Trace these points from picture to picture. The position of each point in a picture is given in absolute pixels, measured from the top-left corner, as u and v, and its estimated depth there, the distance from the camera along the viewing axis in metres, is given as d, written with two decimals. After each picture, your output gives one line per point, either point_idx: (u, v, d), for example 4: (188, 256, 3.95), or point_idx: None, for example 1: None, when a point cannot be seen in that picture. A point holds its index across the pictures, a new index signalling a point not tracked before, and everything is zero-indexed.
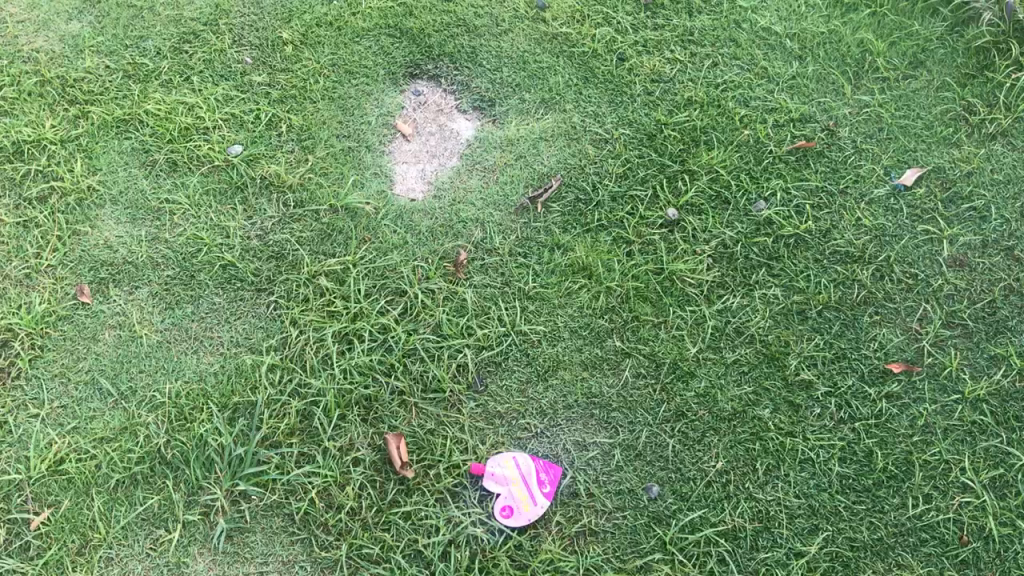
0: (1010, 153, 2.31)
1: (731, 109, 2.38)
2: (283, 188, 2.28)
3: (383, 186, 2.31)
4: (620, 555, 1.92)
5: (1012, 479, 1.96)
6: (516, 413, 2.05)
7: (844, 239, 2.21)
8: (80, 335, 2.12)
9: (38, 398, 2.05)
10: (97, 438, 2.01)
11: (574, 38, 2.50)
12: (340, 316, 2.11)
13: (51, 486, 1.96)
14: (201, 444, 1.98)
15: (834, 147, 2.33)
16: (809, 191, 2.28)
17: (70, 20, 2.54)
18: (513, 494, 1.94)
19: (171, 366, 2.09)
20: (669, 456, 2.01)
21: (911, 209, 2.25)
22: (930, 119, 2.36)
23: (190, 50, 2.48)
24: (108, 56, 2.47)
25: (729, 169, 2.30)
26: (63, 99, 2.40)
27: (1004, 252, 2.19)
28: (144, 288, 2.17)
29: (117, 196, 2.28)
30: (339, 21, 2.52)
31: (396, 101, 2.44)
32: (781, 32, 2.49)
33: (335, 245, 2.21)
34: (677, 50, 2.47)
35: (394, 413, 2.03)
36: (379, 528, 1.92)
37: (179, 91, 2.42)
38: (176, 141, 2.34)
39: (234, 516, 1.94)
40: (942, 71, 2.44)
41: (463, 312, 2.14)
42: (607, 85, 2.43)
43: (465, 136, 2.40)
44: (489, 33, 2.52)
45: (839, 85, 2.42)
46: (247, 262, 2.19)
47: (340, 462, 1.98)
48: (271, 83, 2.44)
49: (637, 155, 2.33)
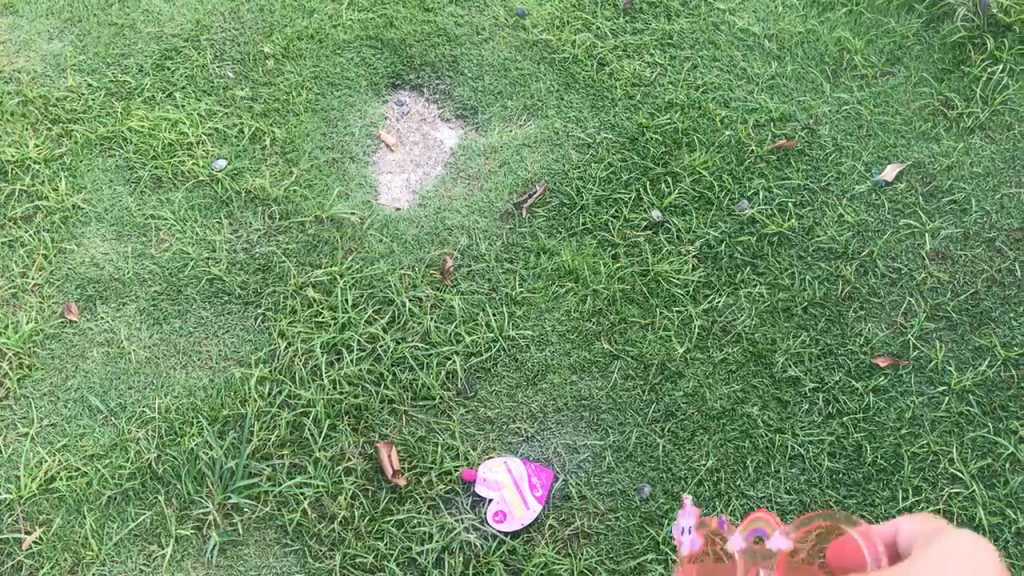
0: (988, 146, 2.33)
1: (712, 111, 2.39)
2: (268, 201, 2.28)
3: (369, 197, 2.31)
4: (614, 556, 1.95)
5: (1000, 468, 1.99)
6: (507, 417, 2.06)
7: (827, 236, 2.23)
8: (69, 353, 2.12)
9: (28, 418, 2.05)
10: (88, 455, 2.01)
11: (554, 45, 2.49)
12: (328, 327, 2.12)
13: (43, 505, 1.97)
14: (192, 459, 1.99)
15: (815, 145, 2.35)
16: (792, 189, 2.30)
17: (51, 40, 2.48)
18: (505, 499, 1.96)
19: (161, 381, 2.09)
20: (660, 457, 2.02)
21: (892, 205, 2.27)
22: (909, 114, 2.38)
23: (172, 66, 2.45)
24: (89, 74, 2.44)
25: (711, 169, 2.31)
26: (46, 118, 2.37)
27: (985, 244, 2.22)
28: (131, 304, 2.17)
29: (102, 213, 2.27)
30: (320, 34, 2.48)
31: (379, 111, 2.44)
32: (759, 33, 2.49)
33: (322, 256, 2.21)
34: (657, 54, 2.47)
35: (384, 421, 2.04)
36: (373, 537, 1.94)
37: (162, 108, 2.40)
38: (161, 157, 2.33)
39: (227, 530, 1.95)
40: (919, 66, 2.45)
41: (451, 319, 2.14)
42: (589, 90, 2.43)
43: (449, 144, 2.41)
44: (470, 42, 2.49)
45: (819, 83, 2.43)
46: (233, 275, 2.19)
47: (332, 472, 1.99)
48: (254, 97, 2.42)
49: (620, 158, 2.34)
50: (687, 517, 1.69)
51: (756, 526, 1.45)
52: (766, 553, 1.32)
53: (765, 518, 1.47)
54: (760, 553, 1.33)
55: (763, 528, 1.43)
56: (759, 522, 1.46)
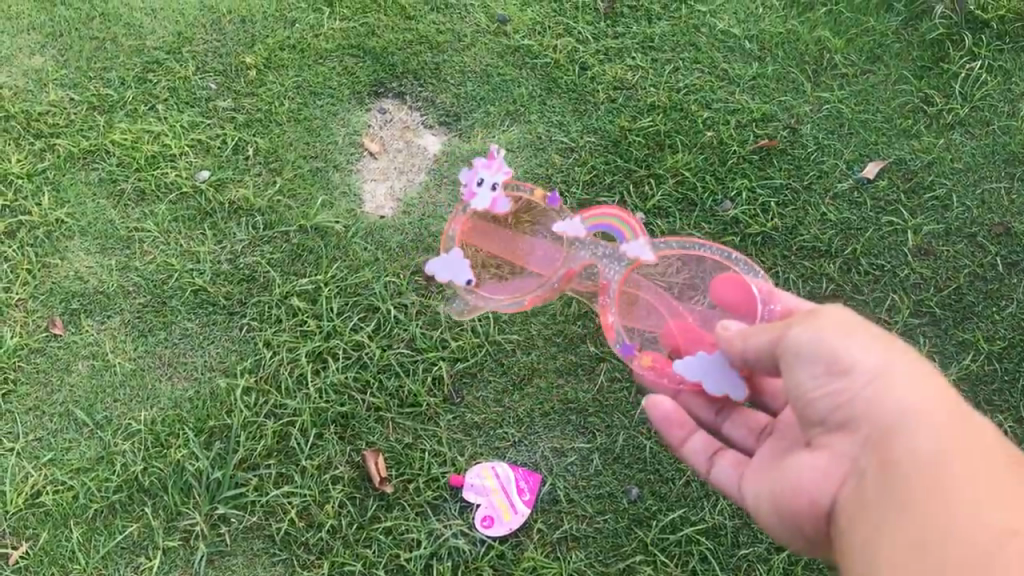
0: (968, 142, 2.36)
1: (695, 112, 2.39)
2: (252, 212, 2.26)
3: (353, 205, 2.30)
4: (602, 559, 1.97)
5: None
6: (493, 423, 2.07)
7: (811, 234, 2.25)
8: (54, 367, 2.12)
9: (14, 432, 2.06)
10: (74, 469, 2.01)
11: (536, 50, 2.47)
12: (313, 335, 2.12)
13: (29, 519, 1.97)
14: (179, 470, 1.99)
15: (797, 144, 2.36)
16: (774, 188, 2.30)
17: (32, 55, 2.46)
18: (493, 505, 1.99)
19: (147, 394, 2.09)
20: (647, 458, 2.04)
21: (874, 202, 2.29)
22: (890, 112, 2.40)
23: (155, 78, 2.43)
24: (72, 88, 2.41)
25: (694, 171, 2.31)
26: (28, 133, 2.35)
27: (967, 239, 2.25)
28: (116, 317, 2.17)
29: (85, 226, 2.26)
30: (302, 43, 2.47)
31: (362, 119, 2.42)
32: (739, 34, 2.48)
33: (306, 265, 2.20)
34: (638, 57, 2.46)
35: (371, 429, 2.05)
36: (361, 545, 1.95)
37: (144, 121, 2.38)
38: (144, 169, 2.31)
39: (216, 541, 1.95)
40: (899, 64, 2.46)
41: (436, 325, 2.13)
42: (571, 94, 2.42)
43: (433, 150, 2.39)
44: (452, 49, 2.48)
45: (800, 83, 2.43)
46: (218, 286, 2.19)
47: (320, 481, 1.99)
48: (237, 108, 2.40)
49: (603, 161, 2.33)
50: (502, 178, 1.91)
51: (606, 224, 1.92)
52: (616, 254, 1.87)
53: (620, 223, 1.91)
54: (606, 256, 1.87)
55: (622, 238, 1.90)
56: (609, 221, 1.92)
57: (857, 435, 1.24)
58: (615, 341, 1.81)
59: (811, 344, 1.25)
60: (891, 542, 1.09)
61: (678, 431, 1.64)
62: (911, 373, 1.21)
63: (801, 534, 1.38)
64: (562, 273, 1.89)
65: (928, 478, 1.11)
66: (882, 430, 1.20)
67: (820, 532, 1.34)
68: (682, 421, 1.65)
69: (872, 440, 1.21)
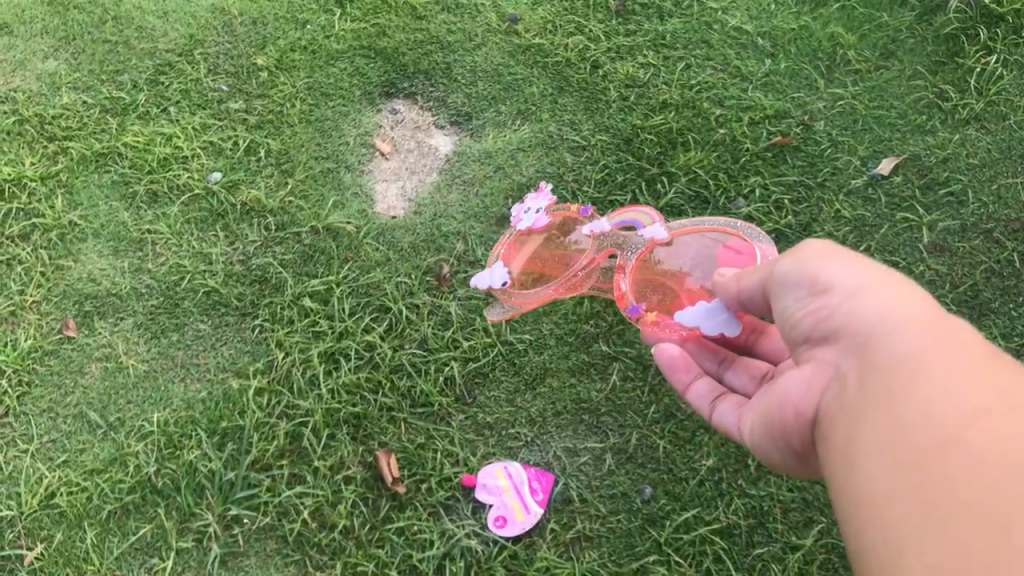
0: (984, 137, 2.33)
1: (707, 110, 2.37)
2: (264, 213, 2.27)
3: (365, 205, 2.29)
4: (616, 559, 1.94)
5: None
6: (506, 422, 2.07)
7: (825, 232, 2.23)
8: (67, 369, 2.13)
9: (28, 434, 2.07)
10: (88, 470, 2.02)
11: (547, 49, 2.47)
12: (325, 336, 2.12)
13: (43, 521, 1.97)
14: (191, 471, 1.99)
15: (810, 140, 2.34)
16: (788, 185, 2.29)
17: (47, 59, 2.48)
18: (506, 505, 1.97)
19: (160, 395, 2.10)
20: (660, 458, 2.03)
21: (889, 198, 2.27)
22: (904, 108, 2.38)
23: (167, 81, 2.44)
24: (85, 91, 2.43)
25: (707, 168, 2.29)
26: (42, 136, 2.36)
27: (983, 235, 2.22)
28: (129, 319, 2.17)
29: (98, 229, 2.27)
30: (314, 44, 2.48)
31: (373, 120, 2.42)
32: (752, 31, 2.48)
33: (317, 266, 2.20)
34: (650, 54, 2.46)
35: (383, 429, 2.04)
36: (374, 546, 1.94)
37: (156, 123, 2.39)
38: (156, 171, 2.31)
39: (229, 542, 1.95)
40: (913, 60, 2.44)
41: (448, 325, 2.13)
42: (583, 93, 2.41)
43: (445, 150, 2.38)
44: (464, 48, 2.48)
45: (813, 79, 2.42)
46: (230, 287, 2.19)
47: (332, 481, 1.99)
48: (248, 109, 2.41)
49: (615, 160, 2.31)
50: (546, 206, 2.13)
51: (628, 218, 1.94)
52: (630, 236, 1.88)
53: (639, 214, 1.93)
54: (625, 242, 1.88)
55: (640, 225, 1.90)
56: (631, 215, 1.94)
57: (836, 348, 1.20)
58: (626, 307, 1.77)
59: (799, 272, 1.26)
60: (866, 440, 1.03)
61: (683, 374, 1.64)
62: (893, 287, 1.17)
63: (791, 450, 1.33)
64: (585, 264, 1.91)
65: (906, 370, 1.05)
66: (862, 338, 1.15)
67: (807, 445, 1.29)
68: (689, 366, 1.65)
69: (850, 348, 1.16)
